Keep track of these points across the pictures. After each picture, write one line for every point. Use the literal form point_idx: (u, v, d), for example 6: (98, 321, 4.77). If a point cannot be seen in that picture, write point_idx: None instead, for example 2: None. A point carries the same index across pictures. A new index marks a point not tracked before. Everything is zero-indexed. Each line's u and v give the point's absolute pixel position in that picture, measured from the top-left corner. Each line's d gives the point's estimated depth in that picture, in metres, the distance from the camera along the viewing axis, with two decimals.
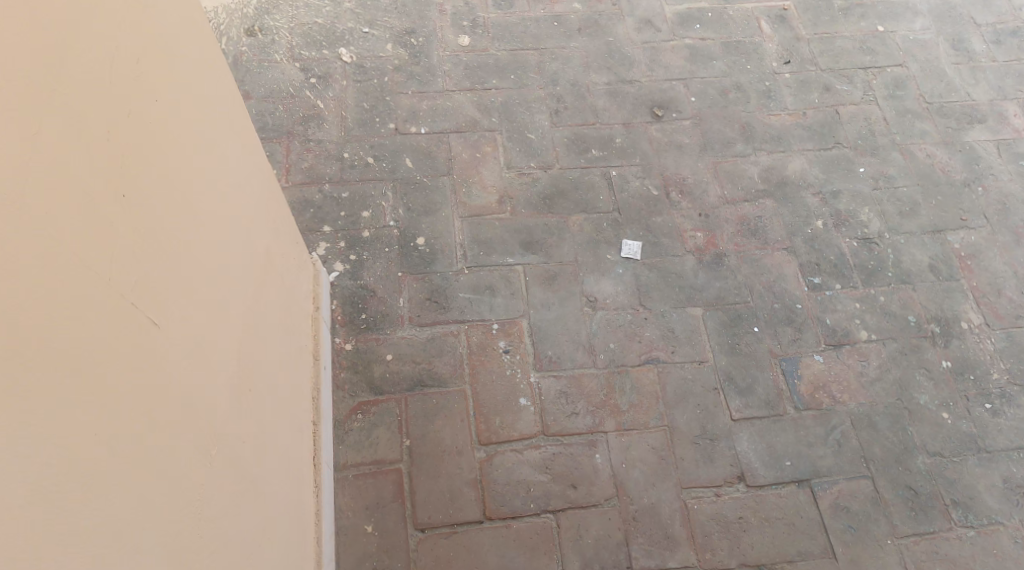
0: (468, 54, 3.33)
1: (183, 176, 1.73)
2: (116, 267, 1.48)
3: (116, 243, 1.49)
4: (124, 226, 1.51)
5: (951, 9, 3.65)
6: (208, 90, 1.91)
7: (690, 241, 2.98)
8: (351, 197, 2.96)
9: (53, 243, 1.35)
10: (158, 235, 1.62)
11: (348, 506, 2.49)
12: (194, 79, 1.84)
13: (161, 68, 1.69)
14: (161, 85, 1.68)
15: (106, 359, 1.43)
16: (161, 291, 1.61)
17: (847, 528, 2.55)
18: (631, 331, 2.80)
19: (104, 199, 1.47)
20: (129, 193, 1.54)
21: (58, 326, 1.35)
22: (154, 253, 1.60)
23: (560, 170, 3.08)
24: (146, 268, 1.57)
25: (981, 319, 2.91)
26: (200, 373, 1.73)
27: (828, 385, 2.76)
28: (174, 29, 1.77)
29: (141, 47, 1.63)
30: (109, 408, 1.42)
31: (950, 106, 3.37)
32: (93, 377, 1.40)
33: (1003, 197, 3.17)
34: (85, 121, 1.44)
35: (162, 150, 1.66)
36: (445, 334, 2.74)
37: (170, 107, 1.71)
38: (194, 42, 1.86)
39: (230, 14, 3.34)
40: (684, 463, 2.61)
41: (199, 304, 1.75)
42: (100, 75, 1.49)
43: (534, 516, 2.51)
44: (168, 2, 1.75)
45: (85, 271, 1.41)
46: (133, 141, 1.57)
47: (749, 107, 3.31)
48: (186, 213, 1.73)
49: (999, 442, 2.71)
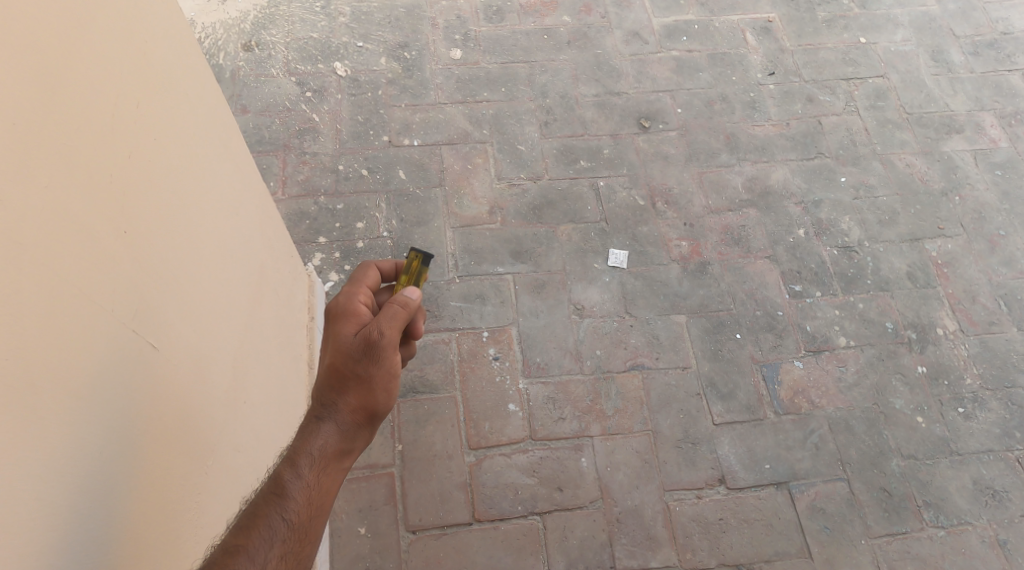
0: (460, 67, 3.41)
1: (182, 207, 1.81)
2: (120, 301, 1.58)
3: (117, 276, 1.58)
4: (125, 261, 1.60)
5: (932, 21, 3.74)
6: (207, 121, 1.98)
7: (675, 250, 3.06)
8: (345, 208, 3.04)
9: (52, 281, 1.44)
10: (157, 267, 1.70)
11: (343, 509, 2.57)
12: (193, 113, 1.91)
13: (162, 106, 1.77)
14: (161, 124, 1.76)
15: (108, 385, 1.52)
16: (160, 319, 1.70)
17: (823, 529, 2.65)
18: (616, 338, 2.88)
19: (104, 236, 1.55)
20: (131, 229, 1.62)
21: (58, 360, 1.43)
22: (154, 284, 1.68)
23: (549, 181, 3.16)
24: (146, 299, 1.66)
25: (956, 326, 3.01)
26: (199, 394, 1.81)
27: (807, 390, 2.85)
28: (174, 67, 1.84)
29: (142, 88, 1.70)
30: (110, 429, 1.51)
31: (929, 117, 3.46)
32: (93, 403, 1.49)
33: (979, 206, 3.26)
34: (87, 164, 1.52)
35: (163, 185, 1.74)
36: (437, 341, 2.82)
37: (170, 143, 1.79)
38: (193, 78, 1.93)
39: (227, 29, 3.41)
40: (667, 466, 2.70)
41: (199, 328, 1.84)
42: (104, 121, 1.57)
43: (521, 518, 2.60)
44: (165, 43, 1.81)
45: (84, 305, 1.49)
46: (135, 181, 1.65)
47: (734, 118, 3.39)
48: (185, 243, 1.81)
49: (971, 445, 2.80)
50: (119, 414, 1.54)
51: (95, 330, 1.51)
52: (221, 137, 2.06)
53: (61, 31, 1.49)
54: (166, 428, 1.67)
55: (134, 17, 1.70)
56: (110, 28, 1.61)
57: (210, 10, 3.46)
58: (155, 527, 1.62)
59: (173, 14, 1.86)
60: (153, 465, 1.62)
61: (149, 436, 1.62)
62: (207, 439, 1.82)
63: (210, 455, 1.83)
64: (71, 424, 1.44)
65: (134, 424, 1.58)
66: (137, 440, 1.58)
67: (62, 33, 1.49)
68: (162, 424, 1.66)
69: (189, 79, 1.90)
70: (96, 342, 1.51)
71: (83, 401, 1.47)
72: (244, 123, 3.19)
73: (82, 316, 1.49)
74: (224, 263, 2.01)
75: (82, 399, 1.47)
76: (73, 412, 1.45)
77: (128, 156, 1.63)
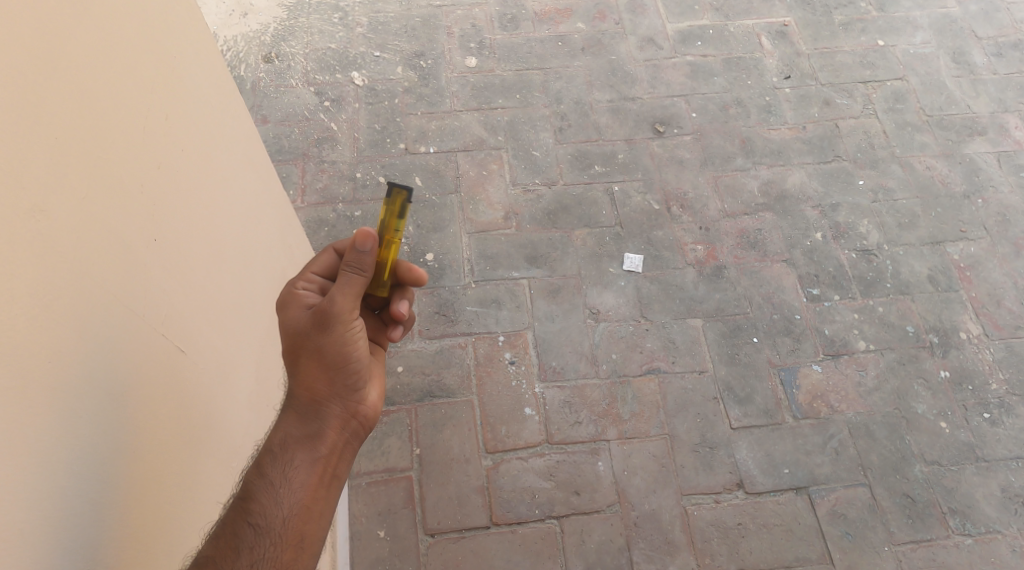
0: (475, 75, 3.42)
1: (207, 215, 1.83)
2: (147, 308, 1.60)
3: (145, 282, 1.60)
4: (154, 268, 1.62)
5: (952, 23, 3.71)
6: (232, 131, 2.00)
7: (691, 253, 3.05)
8: (363, 215, 3.06)
9: (82, 289, 1.45)
10: (184, 275, 1.72)
11: (362, 512, 2.57)
12: (219, 124, 1.93)
13: (189, 116, 1.79)
14: (187, 137, 1.77)
15: (130, 388, 1.53)
16: (186, 326, 1.71)
17: (845, 535, 2.61)
18: (632, 342, 2.87)
19: (133, 246, 1.57)
20: (160, 236, 1.65)
21: (85, 365, 1.44)
22: (181, 291, 1.70)
23: (564, 186, 3.16)
24: (173, 307, 1.67)
25: (980, 330, 2.96)
26: (221, 399, 1.83)
27: (827, 394, 2.82)
28: (200, 79, 1.85)
29: (170, 100, 1.72)
30: (128, 432, 1.52)
31: (949, 119, 3.42)
32: (119, 407, 1.50)
33: (1002, 209, 3.21)
34: (118, 174, 1.54)
35: (189, 194, 1.76)
36: (453, 346, 2.83)
37: (196, 156, 1.80)
38: (219, 91, 1.94)
39: (247, 42, 3.46)
40: (684, 471, 2.68)
41: (221, 334, 1.85)
42: (134, 131, 1.59)
43: (539, 522, 2.58)
44: (192, 56, 1.83)
45: (115, 312, 1.52)
46: (162, 192, 1.66)
47: (749, 122, 3.38)
48: (209, 250, 1.82)
49: (998, 452, 2.75)
50: (144, 417, 1.56)
51: (124, 335, 1.53)
52: (245, 145, 2.07)
53: (93, 44, 1.51)
54: (190, 432, 1.69)
55: (160, 30, 1.71)
56: (138, 43, 1.63)
57: (231, 24, 3.51)
58: (176, 526, 1.63)
59: (197, 27, 1.88)
60: (177, 471, 1.64)
61: (174, 443, 1.64)
62: (226, 444, 1.83)
63: (230, 458, 1.84)
64: (92, 426, 1.45)
65: (158, 430, 1.59)
66: (161, 447, 1.60)
67: (92, 46, 1.50)
68: (186, 429, 1.68)
69: (213, 91, 1.91)
70: (124, 347, 1.53)
71: (109, 405, 1.48)
72: (264, 133, 3.23)
73: (111, 321, 1.51)
74: (248, 268, 2.02)
75: (108, 402, 1.48)
76: (98, 414, 1.46)
77: (157, 166, 1.65)
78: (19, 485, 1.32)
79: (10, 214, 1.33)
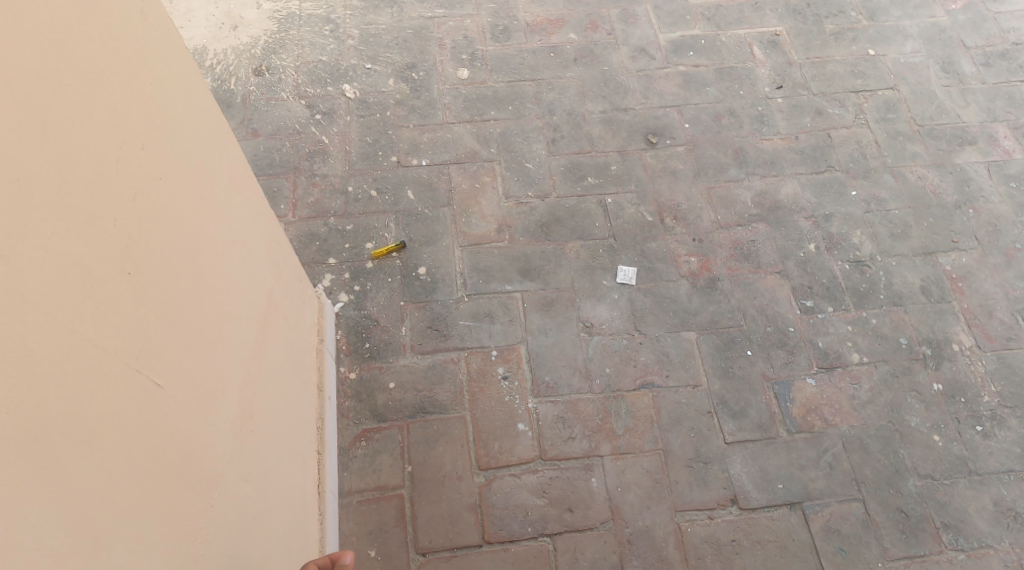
0: (467, 86, 3.41)
1: (187, 246, 1.80)
2: (125, 344, 1.57)
3: (119, 317, 1.56)
4: (129, 303, 1.59)
5: (942, 32, 3.71)
6: (215, 158, 1.98)
7: (684, 266, 3.04)
8: (355, 229, 3.04)
9: (54, 329, 1.42)
10: (164, 310, 1.69)
11: (353, 531, 2.56)
12: (200, 151, 1.90)
13: (166, 145, 1.76)
14: (166, 167, 1.75)
15: (109, 426, 1.50)
16: (167, 361, 1.68)
17: (839, 551, 2.60)
18: (626, 356, 2.86)
19: (110, 282, 1.54)
20: (135, 270, 1.61)
21: (52, 410, 1.40)
22: (159, 324, 1.67)
23: (557, 198, 3.15)
24: (150, 343, 1.63)
25: (972, 341, 2.96)
26: (206, 432, 1.79)
27: (821, 408, 2.81)
28: (178, 106, 1.83)
29: (147, 131, 1.70)
30: (105, 474, 1.47)
31: (940, 129, 3.42)
32: (91, 447, 1.45)
33: (994, 219, 3.21)
34: (90, 208, 1.51)
35: (167, 226, 1.73)
36: (446, 361, 2.81)
37: (176, 187, 1.78)
38: (201, 119, 1.93)
39: (238, 55, 3.43)
40: (678, 487, 2.66)
41: (206, 365, 1.82)
42: (106, 162, 1.56)
43: (531, 539, 2.57)
44: (172, 84, 1.81)
45: (86, 350, 1.47)
46: (140, 226, 1.64)
47: (742, 132, 3.37)
48: (190, 281, 1.79)
49: (991, 465, 2.75)
50: (121, 457, 1.51)
51: (97, 373, 1.49)
52: (228, 170, 2.05)
53: (60, 78, 1.48)
54: (173, 470, 1.65)
55: (137, 60, 1.69)
56: (110, 74, 1.60)
57: (221, 36, 3.48)
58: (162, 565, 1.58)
59: (179, 55, 1.86)
60: (159, 512, 1.59)
61: (155, 483, 1.59)
62: (210, 479, 1.78)
63: (216, 490, 1.80)
64: (68, 467, 1.41)
65: (137, 469, 1.55)
66: (141, 488, 1.55)
67: (64, 82, 1.48)
68: (170, 467, 1.64)
69: (194, 119, 1.89)
70: (97, 385, 1.48)
71: (80, 446, 1.43)
72: (255, 147, 3.20)
73: (89, 360, 1.48)
74: (232, 295, 2.00)
75: (77, 443, 1.43)
76: (67, 458, 1.41)
77: (133, 199, 1.62)
78: None
79: None
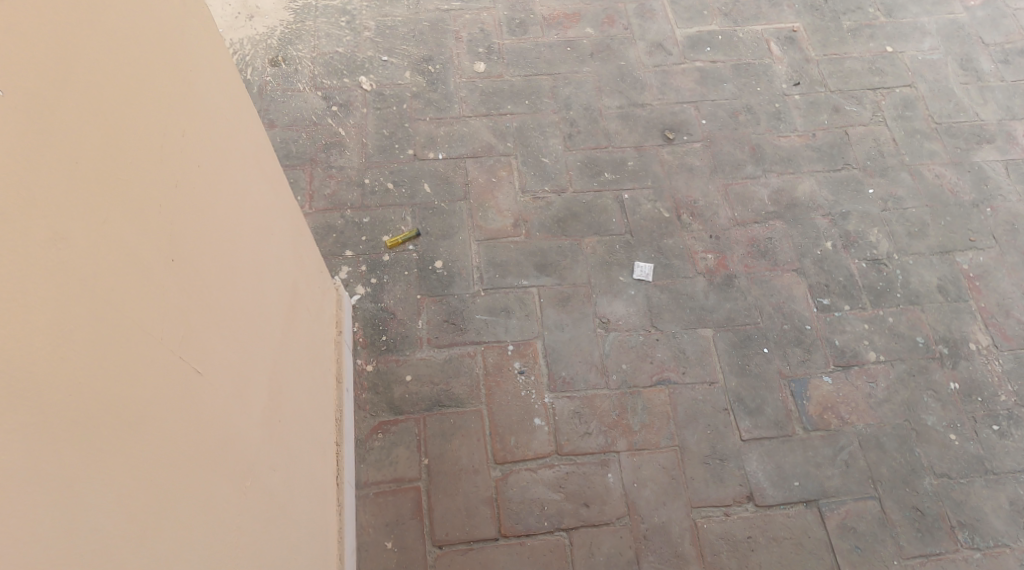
0: (483, 80, 3.40)
1: (221, 231, 1.81)
2: (165, 327, 1.57)
3: (161, 301, 1.57)
4: (169, 289, 1.59)
5: (960, 28, 3.69)
6: (246, 145, 1.99)
7: (701, 263, 3.04)
8: (372, 222, 3.04)
9: (101, 313, 1.42)
10: (200, 294, 1.69)
11: (369, 523, 2.57)
12: (232, 138, 1.91)
13: (202, 131, 1.77)
14: (202, 152, 1.75)
15: (151, 410, 1.50)
16: (203, 346, 1.69)
17: (854, 549, 2.61)
18: (642, 352, 2.86)
19: (151, 265, 1.55)
20: (176, 255, 1.62)
21: (101, 396, 1.40)
22: (196, 310, 1.67)
23: (573, 194, 3.15)
24: (188, 327, 1.64)
25: (989, 341, 2.95)
26: (238, 420, 1.80)
27: (837, 406, 2.81)
28: (212, 93, 1.83)
29: (186, 115, 1.70)
30: (149, 457, 1.48)
31: (958, 127, 3.41)
32: (135, 434, 1.46)
33: (1012, 217, 3.20)
34: (135, 194, 1.52)
35: (204, 210, 1.74)
36: (462, 355, 2.82)
37: (211, 172, 1.78)
38: (232, 105, 1.93)
39: (254, 45, 3.44)
40: (694, 483, 2.67)
41: (237, 349, 1.83)
42: (149, 146, 1.57)
43: (548, 534, 2.58)
44: (207, 70, 1.82)
45: (133, 337, 1.48)
46: (179, 210, 1.64)
47: (759, 129, 3.37)
48: (223, 266, 1.80)
49: (1007, 464, 2.74)
50: (163, 441, 1.52)
51: (140, 358, 1.49)
52: (257, 158, 2.05)
53: (107, 60, 1.48)
54: (209, 455, 1.66)
55: (176, 45, 1.70)
56: (153, 60, 1.61)
57: (237, 26, 3.48)
58: (198, 553, 1.58)
59: (213, 41, 1.87)
60: (195, 499, 1.59)
61: (192, 467, 1.60)
62: (240, 465, 1.79)
63: (246, 476, 1.80)
64: (116, 452, 1.41)
65: (176, 454, 1.56)
66: (180, 473, 1.56)
67: (110, 63, 1.49)
68: (206, 453, 1.65)
69: (227, 105, 1.90)
70: (139, 369, 1.49)
71: (127, 432, 1.44)
72: (271, 138, 3.21)
73: (134, 344, 1.48)
74: (261, 282, 2.00)
75: (124, 428, 1.43)
76: (114, 445, 1.41)
77: (173, 185, 1.63)
78: (43, 517, 1.28)
79: (25, 243, 1.30)
